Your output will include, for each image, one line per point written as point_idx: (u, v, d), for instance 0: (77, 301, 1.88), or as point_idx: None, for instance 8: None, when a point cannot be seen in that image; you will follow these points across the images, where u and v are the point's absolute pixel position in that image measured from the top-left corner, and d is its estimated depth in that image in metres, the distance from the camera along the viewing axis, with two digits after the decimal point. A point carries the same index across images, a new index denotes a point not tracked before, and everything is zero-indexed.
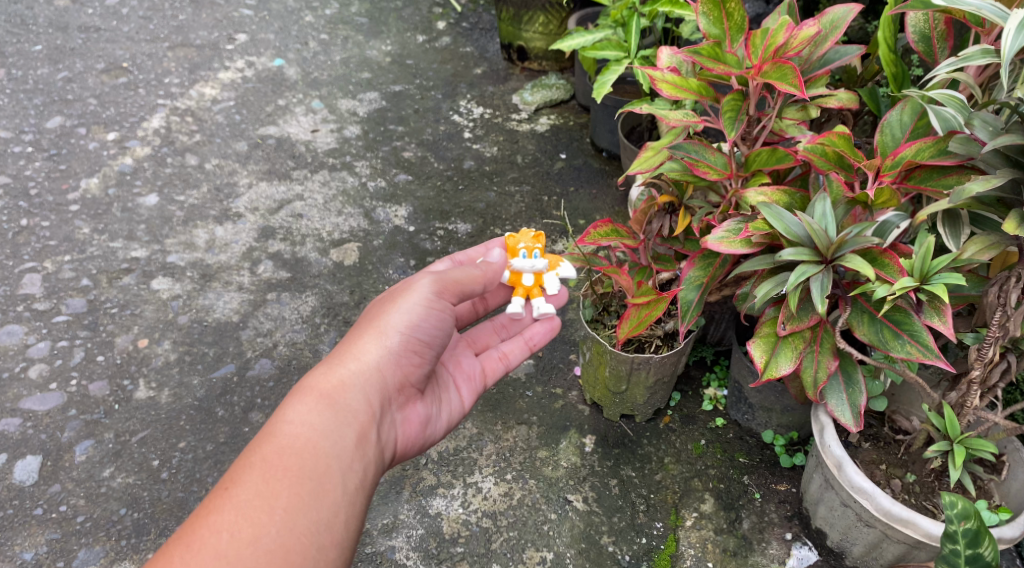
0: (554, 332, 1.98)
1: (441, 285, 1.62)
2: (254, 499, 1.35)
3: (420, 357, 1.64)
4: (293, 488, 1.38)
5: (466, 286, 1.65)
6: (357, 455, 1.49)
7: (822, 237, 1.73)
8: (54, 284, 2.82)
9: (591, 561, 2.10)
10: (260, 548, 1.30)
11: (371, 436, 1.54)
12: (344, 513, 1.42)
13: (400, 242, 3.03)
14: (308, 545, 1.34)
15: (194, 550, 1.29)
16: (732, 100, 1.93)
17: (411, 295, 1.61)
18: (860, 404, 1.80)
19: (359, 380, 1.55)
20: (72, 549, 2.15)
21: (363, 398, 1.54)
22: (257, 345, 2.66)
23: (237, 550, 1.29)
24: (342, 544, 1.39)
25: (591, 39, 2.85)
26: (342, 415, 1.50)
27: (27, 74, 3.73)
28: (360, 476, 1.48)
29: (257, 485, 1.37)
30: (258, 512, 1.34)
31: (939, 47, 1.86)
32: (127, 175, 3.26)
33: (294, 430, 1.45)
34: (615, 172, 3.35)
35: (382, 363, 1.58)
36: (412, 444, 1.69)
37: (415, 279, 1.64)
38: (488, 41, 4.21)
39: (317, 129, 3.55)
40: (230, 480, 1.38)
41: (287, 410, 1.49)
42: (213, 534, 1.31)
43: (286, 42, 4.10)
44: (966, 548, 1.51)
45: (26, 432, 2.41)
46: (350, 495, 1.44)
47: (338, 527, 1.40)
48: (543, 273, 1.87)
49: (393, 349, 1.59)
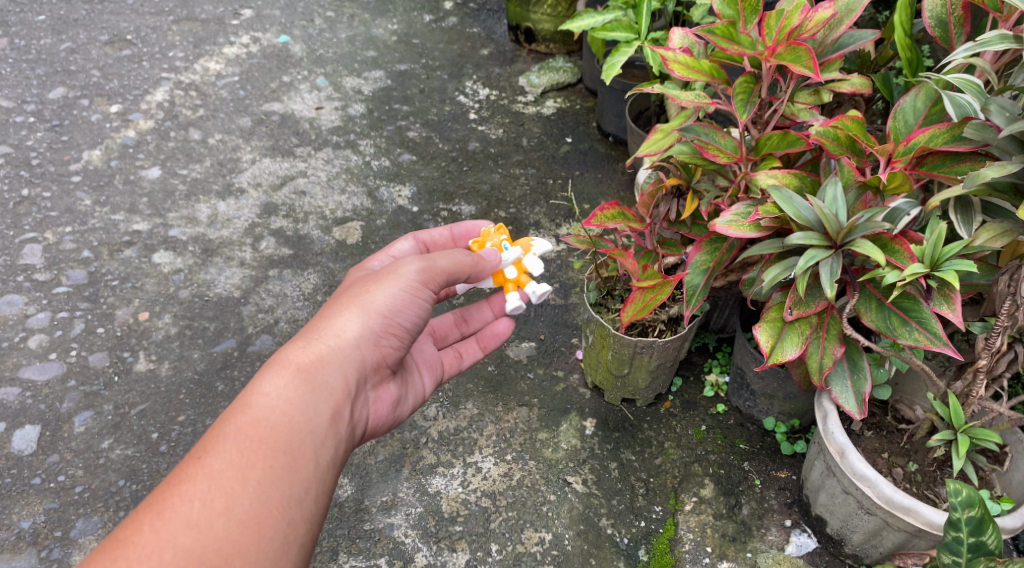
0: (506, 338, 1.99)
1: (428, 272, 1.59)
2: (229, 469, 1.31)
3: (399, 339, 1.60)
4: (267, 460, 1.34)
5: (451, 275, 1.64)
6: (332, 432, 1.45)
7: (832, 222, 1.70)
8: (55, 255, 2.80)
9: (589, 543, 2.10)
10: (233, 518, 1.27)
11: (346, 414, 1.50)
12: (316, 488, 1.38)
13: (403, 222, 3.01)
14: (280, 517, 1.32)
15: (165, 518, 1.25)
16: (744, 83, 1.91)
17: (396, 279, 1.57)
18: (865, 392, 1.80)
19: (338, 357, 1.50)
20: (71, 519, 2.15)
21: (342, 376, 1.49)
22: (259, 321, 2.65)
23: (210, 519, 1.26)
24: (313, 518, 1.37)
25: (602, 21, 2.81)
26: (319, 391, 1.45)
27: (30, 44, 3.69)
28: (333, 452, 1.45)
29: (231, 455, 1.33)
30: (232, 482, 1.30)
31: (956, 32, 1.82)
32: (130, 147, 3.23)
33: (270, 402, 1.40)
34: (621, 156, 3.32)
35: (362, 343, 1.54)
36: (381, 424, 1.66)
37: (402, 262, 1.60)
38: (496, 22, 4.17)
39: (321, 106, 3.52)
40: (203, 448, 1.33)
41: (262, 381, 1.43)
42: (186, 502, 1.27)
43: (292, 18, 4.06)
44: (969, 536, 1.51)
45: (26, 402, 2.40)
46: (323, 471, 1.41)
47: (309, 501, 1.37)
48: (522, 259, 1.82)
49: (374, 330, 1.55)
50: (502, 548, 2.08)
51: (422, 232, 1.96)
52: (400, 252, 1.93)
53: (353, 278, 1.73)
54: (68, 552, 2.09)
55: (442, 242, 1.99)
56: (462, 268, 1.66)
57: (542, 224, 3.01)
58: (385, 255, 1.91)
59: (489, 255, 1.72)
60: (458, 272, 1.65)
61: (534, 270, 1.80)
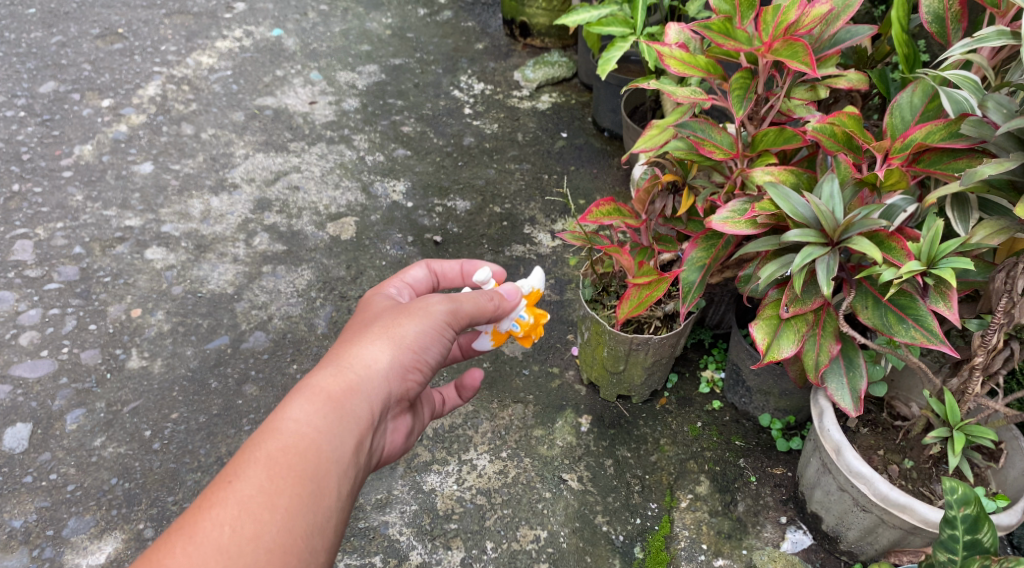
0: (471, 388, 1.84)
1: (455, 314, 1.59)
2: (259, 494, 1.29)
3: (422, 374, 1.58)
4: (295, 488, 1.32)
5: (474, 318, 1.63)
6: (354, 461, 1.42)
7: (829, 219, 1.70)
8: (46, 252, 2.78)
9: (585, 540, 2.09)
10: (262, 546, 1.26)
11: (367, 443, 1.48)
12: (338, 518, 1.36)
13: (398, 217, 2.99)
14: (305, 547, 1.30)
15: (196, 542, 1.23)
16: (740, 78, 1.88)
17: (426, 316, 1.56)
18: (860, 389, 1.80)
19: (367, 387, 1.47)
20: (62, 518, 2.13)
21: (368, 406, 1.47)
22: (253, 317, 2.63)
23: (240, 546, 1.24)
24: (332, 547, 1.35)
25: (597, 15, 2.76)
26: (347, 420, 1.43)
27: (19, 37, 3.65)
28: (354, 481, 1.42)
29: (261, 481, 1.30)
30: (262, 509, 1.28)
31: (953, 29, 1.81)
32: (122, 143, 3.20)
33: (299, 429, 1.37)
34: (617, 151, 3.31)
35: (389, 373, 1.51)
36: (392, 453, 1.64)
37: (430, 300, 1.59)
38: (491, 16, 4.14)
39: (315, 101, 3.49)
40: (233, 472, 1.30)
41: (290, 405, 1.40)
42: (216, 527, 1.25)
43: (285, 12, 4.03)
44: (965, 534, 1.51)
45: (17, 400, 2.38)
46: (344, 500, 1.38)
47: (331, 530, 1.35)
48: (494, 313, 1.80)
49: (403, 364, 1.53)
50: (497, 546, 2.08)
51: (435, 261, 1.85)
52: (414, 280, 1.83)
53: (369, 303, 1.70)
54: (60, 551, 2.07)
55: (453, 275, 1.87)
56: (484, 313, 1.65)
57: (537, 220, 2.99)
58: (398, 283, 1.81)
59: (507, 295, 1.70)
60: (480, 315, 1.64)
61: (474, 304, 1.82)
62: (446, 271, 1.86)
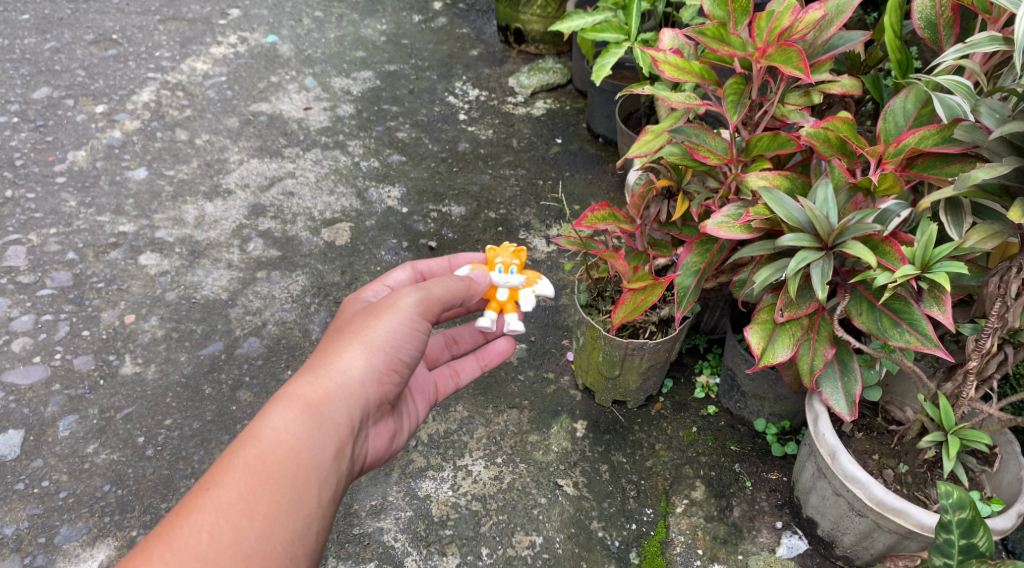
0: (507, 354, 1.94)
1: (425, 304, 1.56)
2: (237, 502, 1.28)
3: (400, 375, 1.57)
4: (273, 495, 1.31)
5: (446, 304, 1.60)
6: (334, 468, 1.42)
7: (823, 223, 1.72)
8: (39, 257, 2.76)
9: (580, 546, 2.08)
10: (240, 553, 1.25)
11: (348, 450, 1.47)
12: (318, 525, 1.36)
13: (393, 223, 2.99)
14: (284, 553, 1.29)
15: (173, 549, 1.23)
16: (734, 84, 1.89)
17: (396, 312, 1.53)
18: (855, 394, 1.80)
19: (344, 394, 1.47)
20: (55, 525, 2.11)
21: (346, 414, 1.46)
22: (246, 323, 2.62)
23: (216, 552, 1.23)
24: (313, 554, 1.34)
25: (591, 22, 2.77)
26: (325, 427, 1.42)
27: (13, 43, 3.64)
28: (335, 488, 1.42)
29: (239, 488, 1.30)
30: (239, 516, 1.27)
31: (945, 34, 1.82)
32: (116, 148, 3.19)
33: (277, 437, 1.37)
34: (611, 157, 3.32)
35: (366, 380, 1.50)
36: (377, 458, 1.63)
37: (399, 296, 1.56)
38: (485, 23, 4.16)
39: (310, 106, 3.49)
40: (210, 480, 1.30)
41: (269, 413, 1.40)
42: (194, 534, 1.24)
43: (280, 18, 4.04)
44: (960, 538, 1.51)
45: (9, 406, 2.36)
46: (326, 507, 1.38)
47: (312, 538, 1.34)
48: (518, 289, 1.78)
49: (377, 367, 1.51)
50: (492, 552, 2.07)
51: (419, 261, 1.90)
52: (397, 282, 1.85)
53: (348, 309, 1.68)
54: (52, 558, 2.06)
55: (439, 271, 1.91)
56: (456, 296, 1.62)
57: (532, 225, 2.99)
58: (379, 285, 1.81)
59: (479, 278, 1.70)
60: (452, 299, 1.61)
61: (523, 305, 1.77)
62: (429, 269, 1.91)
